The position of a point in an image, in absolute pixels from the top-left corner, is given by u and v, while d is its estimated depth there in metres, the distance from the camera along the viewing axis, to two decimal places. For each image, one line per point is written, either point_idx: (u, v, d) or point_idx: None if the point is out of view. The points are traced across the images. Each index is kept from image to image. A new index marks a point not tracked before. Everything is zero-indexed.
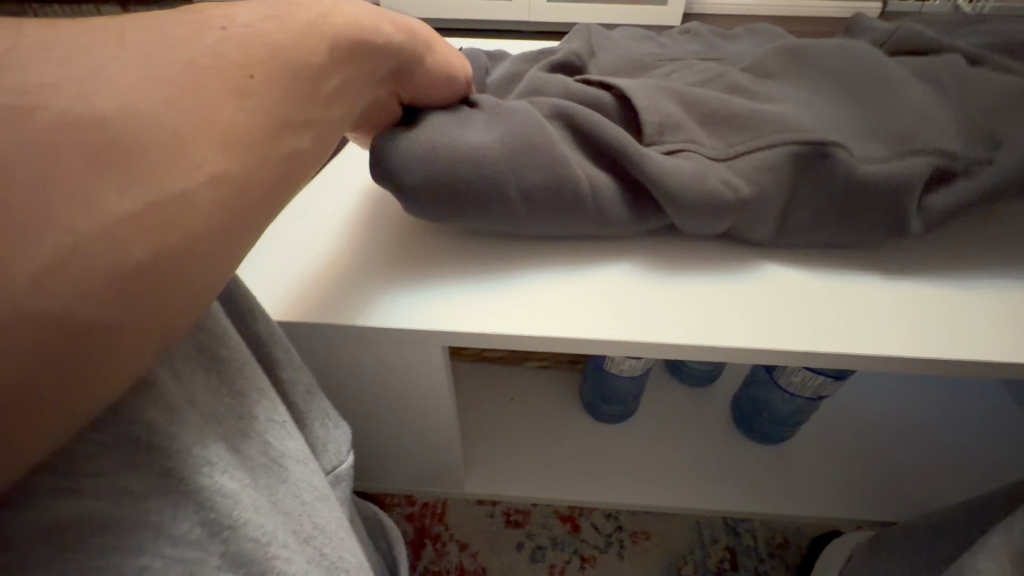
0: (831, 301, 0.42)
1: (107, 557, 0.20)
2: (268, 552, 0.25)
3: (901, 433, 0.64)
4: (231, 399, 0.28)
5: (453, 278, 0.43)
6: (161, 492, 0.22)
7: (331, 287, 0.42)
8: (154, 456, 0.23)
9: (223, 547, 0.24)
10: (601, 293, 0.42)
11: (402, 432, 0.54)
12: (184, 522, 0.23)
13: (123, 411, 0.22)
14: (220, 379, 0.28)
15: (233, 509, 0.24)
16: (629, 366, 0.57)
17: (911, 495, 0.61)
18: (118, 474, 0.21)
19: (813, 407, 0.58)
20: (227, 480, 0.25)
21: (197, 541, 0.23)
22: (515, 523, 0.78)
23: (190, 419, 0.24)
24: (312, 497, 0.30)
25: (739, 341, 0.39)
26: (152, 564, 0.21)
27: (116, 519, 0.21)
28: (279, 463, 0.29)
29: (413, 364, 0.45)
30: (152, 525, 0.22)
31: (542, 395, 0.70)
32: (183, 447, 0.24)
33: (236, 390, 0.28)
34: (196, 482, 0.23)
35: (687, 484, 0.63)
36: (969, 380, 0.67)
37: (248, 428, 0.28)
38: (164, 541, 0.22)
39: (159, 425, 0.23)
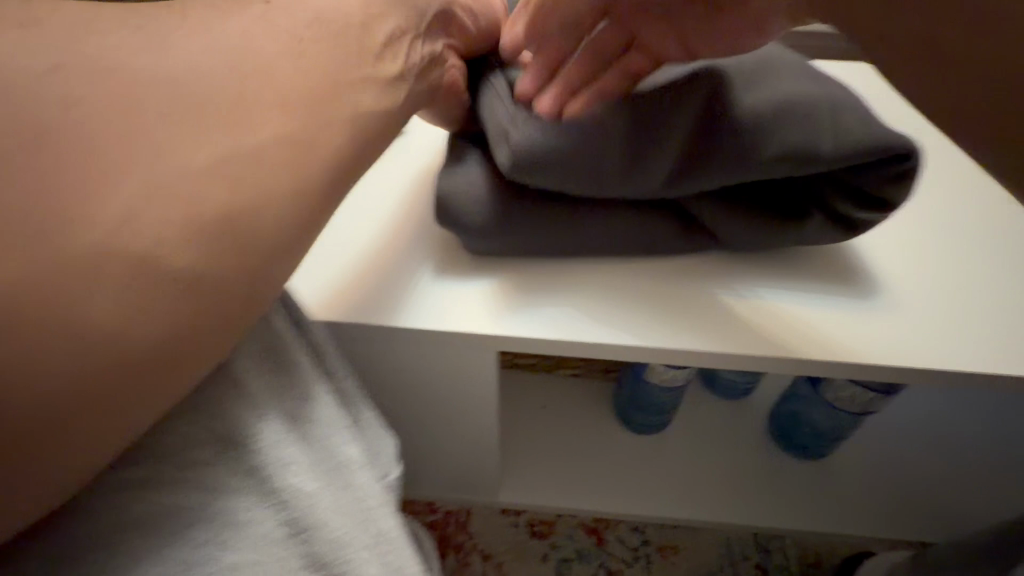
0: (900, 310, 0.40)
1: (200, 548, 0.21)
2: (346, 555, 0.25)
3: (941, 451, 0.63)
4: (303, 406, 0.28)
5: (504, 276, 0.42)
6: (244, 490, 0.23)
7: (379, 284, 0.42)
8: (237, 455, 0.24)
9: (302, 549, 0.24)
10: (663, 297, 0.41)
11: (440, 434, 0.54)
12: (266, 523, 0.23)
13: (214, 418, 0.24)
14: (293, 388, 0.28)
15: (312, 511, 0.24)
16: (669, 376, 0.57)
17: (948, 516, 0.60)
18: (208, 469, 0.23)
19: (853, 423, 0.57)
20: (306, 483, 0.25)
21: (278, 542, 0.23)
22: (540, 534, 0.77)
23: (271, 424, 0.25)
24: (382, 504, 0.29)
25: (802, 352, 0.38)
26: (240, 560, 0.22)
27: (205, 514, 0.22)
28: (351, 470, 0.28)
29: (460, 360, 0.44)
30: (236, 523, 0.23)
31: (574, 404, 0.70)
32: (264, 448, 0.24)
33: (307, 397, 0.28)
34: (276, 482, 0.24)
35: (718, 497, 0.62)
36: (1019, 400, 0.65)
37: (319, 433, 0.28)
38: (250, 539, 0.23)
39: (246, 430, 0.24)
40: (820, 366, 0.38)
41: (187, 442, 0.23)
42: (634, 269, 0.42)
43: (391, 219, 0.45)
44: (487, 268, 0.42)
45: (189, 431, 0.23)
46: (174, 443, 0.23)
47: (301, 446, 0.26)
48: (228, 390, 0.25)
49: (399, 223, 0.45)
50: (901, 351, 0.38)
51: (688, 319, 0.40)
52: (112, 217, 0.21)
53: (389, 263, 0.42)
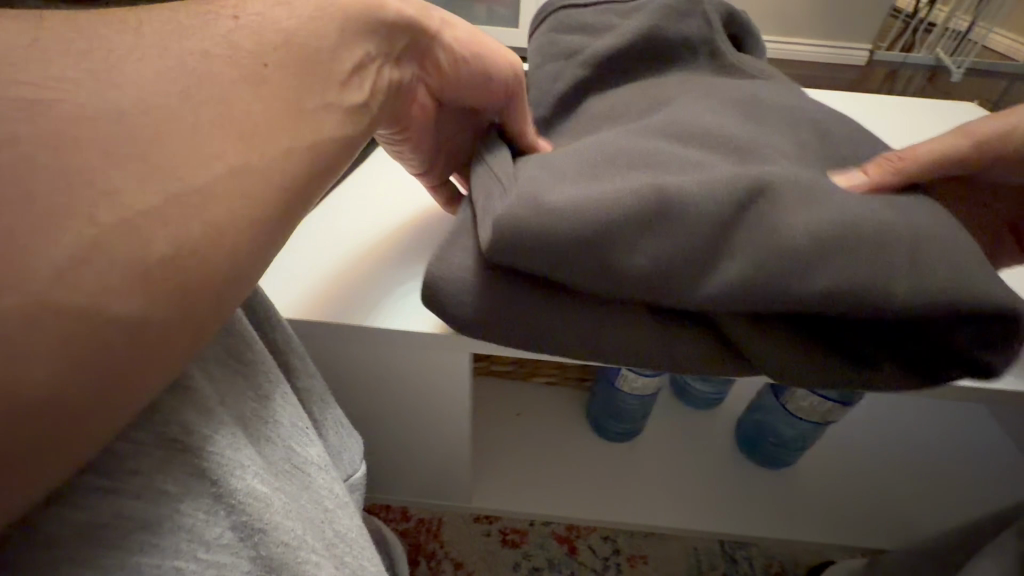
0: (957, 382, 0.37)
1: (146, 556, 0.21)
2: (298, 555, 0.25)
3: (900, 461, 0.65)
4: (258, 407, 0.28)
5: None
6: (195, 497, 0.22)
7: (357, 288, 0.42)
8: (188, 461, 0.23)
9: (252, 551, 0.24)
10: None
11: (413, 437, 0.54)
12: (216, 527, 0.23)
13: (163, 418, 0.23)
14: (248, 388, 0.28)
15: (265, 513, 0.24)
16: (642, 384, 0.58)
17: (907, 525, 0.61)
18: (154, 477, 0.22)
19: (817, 432, 0.59)
20: (259, 485, 0.25)
21: (227, 544, 0.23)
22: (512, 543, 0.78)
23: (226, 426, 0.25)
24: (332, 504, 0.30)
25: None
26: (187, 565, 0.22)
27: (154, 523, 0.21)
28: (303, 470, 0.29)
29: (430, 362, 0.45)
30: (184, 529, 0.22)
31: (549, 411, 0.71)
32: (218, 451, 0.24)
33: (262, 398, 0.28)
34: (229, 486, 0.23)
35: (686, 504, 0.63)
36: (971, 410, 0.68)
37: (274, 434, 0.28)
38: (199, 543, 0.22)
39: (197, 431, 0.23)
40: None
41: (131, 443, 0.22)
42: None
43: (372, 228, 0.47)
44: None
45: (135, 433, 0.22)
46: (118, 445, 0.21)
47: (253, 448, 0.25)
48: (179, 390, 0.24)
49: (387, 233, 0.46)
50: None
51: None
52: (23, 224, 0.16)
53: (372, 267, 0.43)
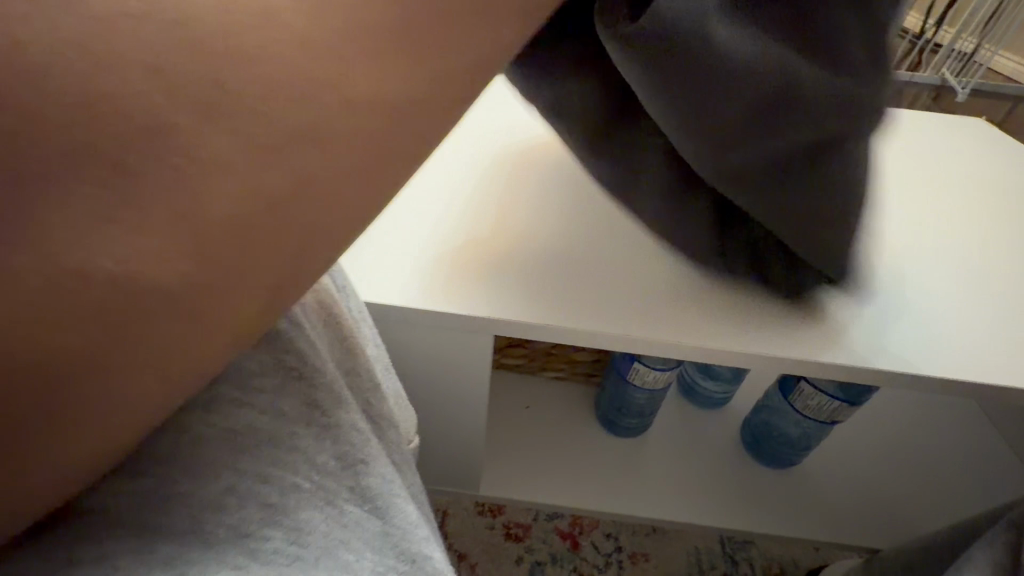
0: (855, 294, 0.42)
1: (272, 469, 0.23)
2: (391, 490, 0.26)
3: (900, 464, 0.67)
4: (348, 356, 0.30)
5: (526, 267, 0.44)
6: (308, 422, 0.25)
7: (410, 270, 0.43)
8: (301, 385, 0.25)
9: (353, 481, 0.25)
10: (668, 293, 0.44)
11: (438, 418, 0.56)
12: (323, 453, 0.24)
13: (284, 349, 0.25)
14: (342, 337, 0.30)
15: (363, 446, 0.26)
16: (652, 379, 0.60)
17: (901, 524, 0.64)
18: (275, 398, 0.24)
19: (822, 432, 0.62)
20: (359, 420, 0.27)
21: (332, 471, 0.24)
22: (515, 537, 0.78)
23: (331, 364, 0.27)
24: (403, 459, 0.31)
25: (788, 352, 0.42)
26: (301, 483, 0.23)
27: (275, 440, 0.23)
28: (381, 423, 0.30)
29: (474, 348, 0.47)
30: (301, 449, 0.24)
31: (560, 405, 0.72)
32: (326, 383, 0.26)
33: (350, 348, 0.30)
34: (334, 416, 0.25)
35: (690, 499, 0.66)
36: (975, 413, 0.70)
37: (359, 384, 0.30)
38: (311, 466, 0.24)
39: (311, 363, 0.26)
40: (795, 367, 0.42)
41: (259, 368, 0.25)
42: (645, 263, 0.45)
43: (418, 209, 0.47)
44: (529, 260, 0.45)
45: (260, 359, 0.25)
46: (250, 368, 0.24)
47: (349, 387, 0.27)
48: (294, 324, 0.26)
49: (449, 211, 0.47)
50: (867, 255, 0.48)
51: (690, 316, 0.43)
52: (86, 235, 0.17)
53: (431, 250, 0.44)
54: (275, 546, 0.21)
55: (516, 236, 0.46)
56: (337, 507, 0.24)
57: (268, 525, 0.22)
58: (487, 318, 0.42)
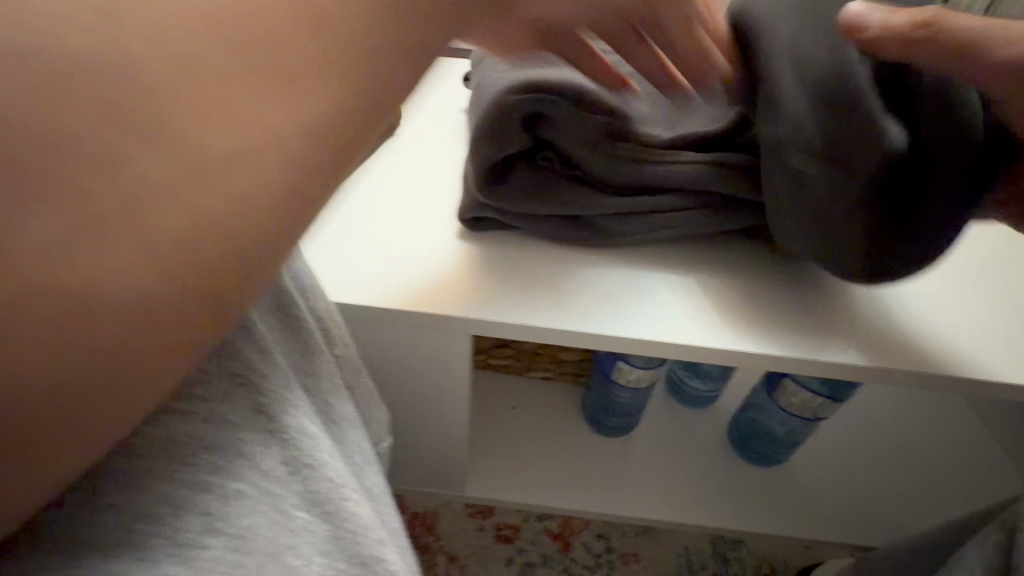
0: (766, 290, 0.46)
1: (212, 476, 0.22)
2: (342, 493, 0.26)
3: (890, 461, 0.67)
4: (304, 359, 0.29)
5: (498, 269, 0.44)
6: (253, 428, 0.24)
7: (382, 271, 0.43)
8: (249, 391, 0.25)
9: (301, 486, 0.25)
10: (646, 294, 0.44)
11: (420, 420, 0.56)
12: (270, 458, 0.24)
13: (230, 355, 0.25)
14: (297, 338, 0.29)
15: (312, 450, 0.26)
16: (637, 377, 0.60)
17: (891, 522, 0.64)
18: (219, 405, 0.24)
19: (810, 429, 0.61)
20: (308, 424, 0.26)
21: (278, 476, 0.24)
22: (505, 538, 0.78)
23: (283, 368, 0.27)
24: (362, 459, 0.31)
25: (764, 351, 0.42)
26: (246, 490, 0.23)
27: (218, 447, 0.23)
28: (338, 424, 0.30)
29: (449, 350, 0.47)
30: (246, 454, 0.23)
31: (547, 405, 0.72)
32: (275, 386, 0.26)
33: (307, 350, 0.30)
34: (282, 420, 0.25)
35: (678, 499, 0.66)
36: (964, 408, 0.70)
37: (315, 386, 0.29)
38: (256, 472, 0.23)
39: (257, 368, 0.25)
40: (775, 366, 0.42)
41: (202, 374, 0.24)
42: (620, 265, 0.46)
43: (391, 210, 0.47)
44: (497, 260, 0.45)
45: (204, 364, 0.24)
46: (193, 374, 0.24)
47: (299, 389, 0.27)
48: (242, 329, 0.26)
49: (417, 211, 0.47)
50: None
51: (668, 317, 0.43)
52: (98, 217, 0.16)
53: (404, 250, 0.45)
54: (217, 553, 0.21)
55: (484, 236, 0.46)
56: (284, 513, 0.24)
57: (209, 532, 0.21)
58: (460, 317, 0.42)
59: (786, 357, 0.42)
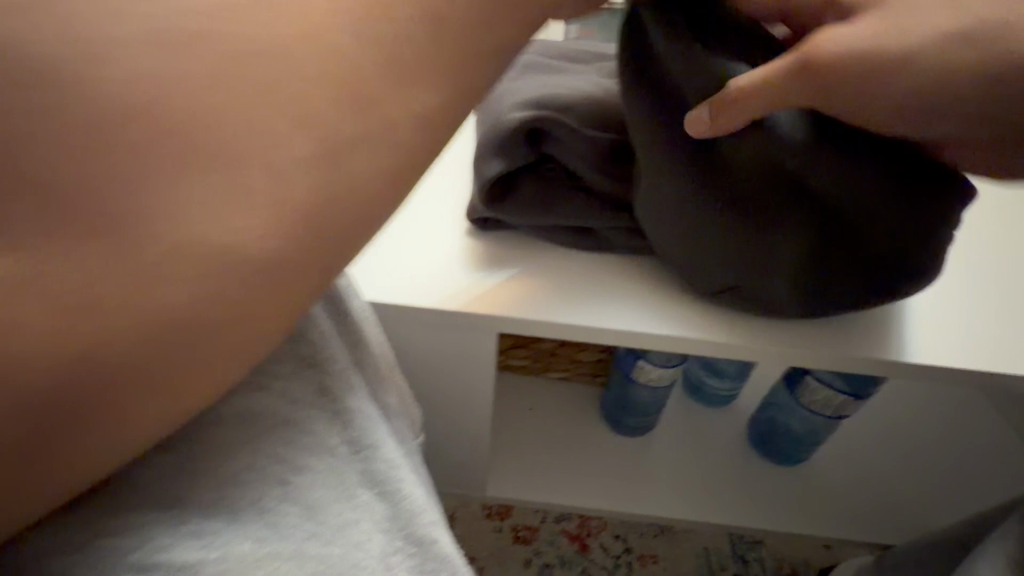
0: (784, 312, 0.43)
1: (286, 450, 0.25)
2: (398, 475, 0.27)
3: (911, 459, 0.66)
4: (358, 348, 0.30)
5: (527, 267, 0.45)
6: (320, 407, 0.26)
7: (411, 268, 0.44)
8: (314, 373, 0.27)
9: (361, 465, 0.26)
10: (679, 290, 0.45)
11: (442, 420, 0.56)
12: (335, 437, 0.26)
13: (300, 338, 0.27)
14: (352, 329, 0.30)
15: (371, 432, 0.27)
16: (655, 376, 0.60)
17: (912, 521, 0.63)
18: (291, 385, 0.26)
19: (829, 427, 0.61)
20: (368, 406, 0.28)
21: (341, 454, 0.26)
22: (523, 540, 0.78)
23: (344, 353, 0.29)
24: (408, 449, 0.31)
25: (797, 345, 0.42)
26: (311, 463, 0.25)
27: (290, 421, 0.26)
28: (388, 413, 0.31)
29: (473, 349, 0.48)
30: (312, 432, 0.26)
31: (565, 406, 0.72)
32: (339, 371, 0.28)
33: (360, 341, 0.30)
34: (344, 402, 0.27)
35: (697, 498, 0.65)
36: (988, 406, 0.69)
37: (370, 374, 0.30)
38: (323, 449, 0.25)
39: (322, 352, 0.28)
40: (806, 359, 0.43)
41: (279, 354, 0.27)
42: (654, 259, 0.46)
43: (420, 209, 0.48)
44: (522, 259, 0.46)
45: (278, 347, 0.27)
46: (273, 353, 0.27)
47: (359, 375, 0.29)
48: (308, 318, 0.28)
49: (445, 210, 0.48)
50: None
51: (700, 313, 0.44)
52: (149, 271, 0.20)
53: (433, 248, 0.45)
54: (292, 519, 0.24)
55: (507, 236, 0.47)
56: (348, 489, 0.25)
57: (285, 501, 0.24)
58: (489, 314, 0.42)
59: (820, 350, 0.42)
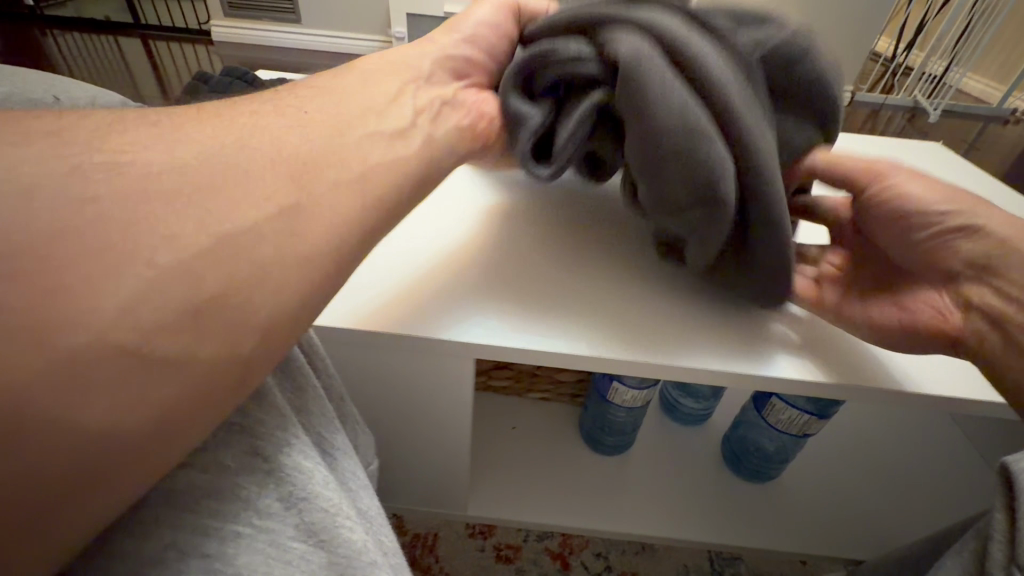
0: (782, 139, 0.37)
1: (211, 520, 0.24)
2: (336, 521, 0.28)
3: (879, 473, 0.68)
4: (296, 397, 0.31)
5: (497, 297, 0.46)
6: (250, 470, 0.26)
7: (385, 300, 0.45)
8: (246, 437, 0.27)
9: (297, 519, 0.27)
10: (643, 321, 0.46)
11: (419, 444, 0.57)
12: (267, 498, 0.26)
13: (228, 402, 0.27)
14: (290, 379, 0.31)
15: (307, 485, 0.28)
16: (630, 398, 0.62)
17: (883, 535, 0.65)
18: (218, 454, 0.26)
19: (797, 445, 0.63)
20: (303, 459, 0.28)
21: (275, 514, 0.26)
22: (506, 559, 0.79)
23: (279, 408, 0.29)
24: (357, 485, 0.33)
25: (759, 372, 0.43)
26: (243, 530, 0.24)
27: (219, 491, 0.25)
28: (332, 455, 0.32)
29: (449, 377, 0.49)
30: (244, 497, 0.25)
31: (544, 426, 0.73)
32: (271, 432, 0.28)
33: (297, 388, 0.31)
34: (277, 459, 0.27)
35: (675, 515, 0.67)
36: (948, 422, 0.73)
37: (310, 422, 0.31)
38: (253, 511, 0.25)
39: (253, 413, 0.28)
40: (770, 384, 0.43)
41: None
42: (617, 292, 0.47)
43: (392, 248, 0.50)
44: (511, 295, 0.47)
45: None
46: None
47: (299, 428, 0.29)
48: None
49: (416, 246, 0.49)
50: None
51: (664, 344, 0.44)
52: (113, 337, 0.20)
53: (406, 280, 0.47)
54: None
55: (481, 269, 0.48)
56: (280, 546, 0.25)
57: (208, 574, 0.23)
58: (460, 342, 0.43)
59: (781, 378, 0.43)
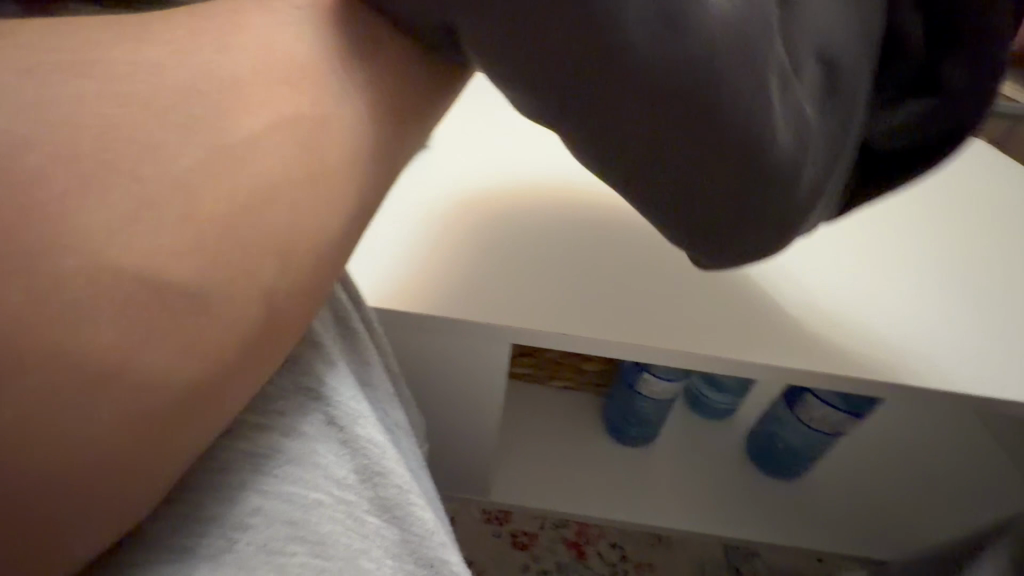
0: None
1: (291, 486, 0.24)
2: (408, 497, 0.27)
3: (903, 475, 0.68)
4: (363, 370, 0.30)
5: (543, 281, 0.45)
6: (325, 439, 0.26)
7: (429, 279, 0.44)
8: (320, 406, 0.26)
9: (371, 493, 0.26)
10: (687, 309, 0.45)
11: (449, 427, 0.57)
12: (343, 468, 0.26)
13: (305, 370, 0.26)
14: (357, 350, 0.30)
15: (381, 459, 0.27)
16: (661, 389, 0.61)
17: (902, 536, 0.65)
18: (295, 420, 0.25)
19: (825, 443, 0.63)
20: (377, 433, 0.27)
21: (351, 483, 0.25)
22: (522, 545, 0.79)
23: (350, 379, 0.28)
24: (416, 464, 0.32)
25: (798, 364, 0.43)
26: (323, 498, 0.24)
27: (295, 458, 0.24)
28: (395, 430, 0.31)
29: (492, 359, 0.48)
30: (320, 465, 0.25)
31: (567, 415, 0.73)
32: (344, 402, 0.27)
33: (365, 361, 0.30)
34: (352, 431, 0.26)
35: (695, 508, 0.67)
36: (973, 426, 0.72)
37: (375, 396, 0.30)
38: (330, 481, 0.25)
39: (327, 382, 0.27)
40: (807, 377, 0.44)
41: (275, 389, 0.25)
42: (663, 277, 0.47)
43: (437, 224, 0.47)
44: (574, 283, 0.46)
45: (275, 379, 0.25)
46: (266, 390, 0.25)
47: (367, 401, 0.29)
48: (309, 347, 0.27)
49: (460, 222, 0.48)
50: (865, 256, 0.50)
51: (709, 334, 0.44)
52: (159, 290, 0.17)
53: (449, 256, 0.45)
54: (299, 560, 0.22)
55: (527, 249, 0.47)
56: (357, 518, 0.25)
57: (294, 540, 0.23)
58: (503, 325, 0.43)
59: (824, 371, 0.43)
